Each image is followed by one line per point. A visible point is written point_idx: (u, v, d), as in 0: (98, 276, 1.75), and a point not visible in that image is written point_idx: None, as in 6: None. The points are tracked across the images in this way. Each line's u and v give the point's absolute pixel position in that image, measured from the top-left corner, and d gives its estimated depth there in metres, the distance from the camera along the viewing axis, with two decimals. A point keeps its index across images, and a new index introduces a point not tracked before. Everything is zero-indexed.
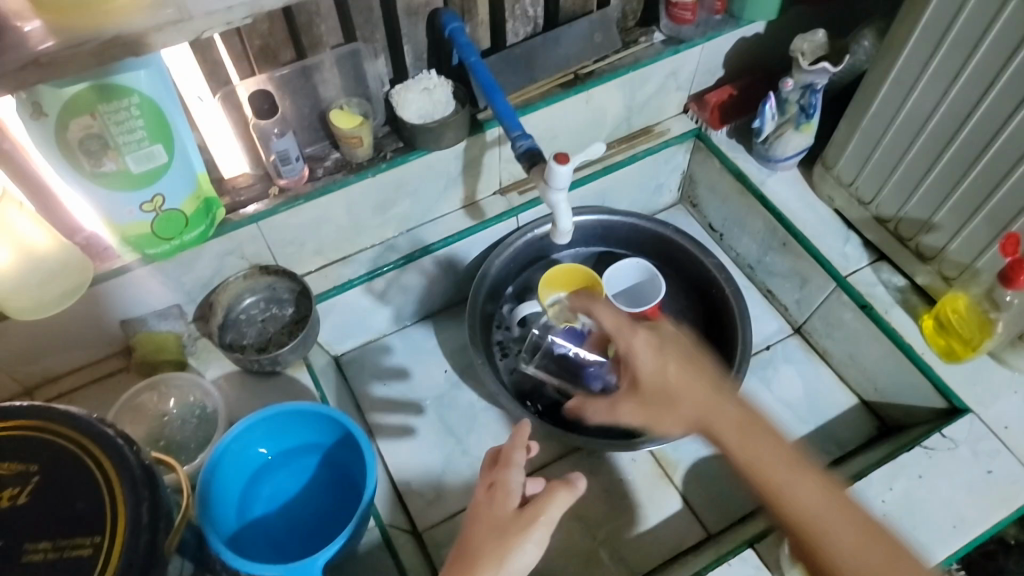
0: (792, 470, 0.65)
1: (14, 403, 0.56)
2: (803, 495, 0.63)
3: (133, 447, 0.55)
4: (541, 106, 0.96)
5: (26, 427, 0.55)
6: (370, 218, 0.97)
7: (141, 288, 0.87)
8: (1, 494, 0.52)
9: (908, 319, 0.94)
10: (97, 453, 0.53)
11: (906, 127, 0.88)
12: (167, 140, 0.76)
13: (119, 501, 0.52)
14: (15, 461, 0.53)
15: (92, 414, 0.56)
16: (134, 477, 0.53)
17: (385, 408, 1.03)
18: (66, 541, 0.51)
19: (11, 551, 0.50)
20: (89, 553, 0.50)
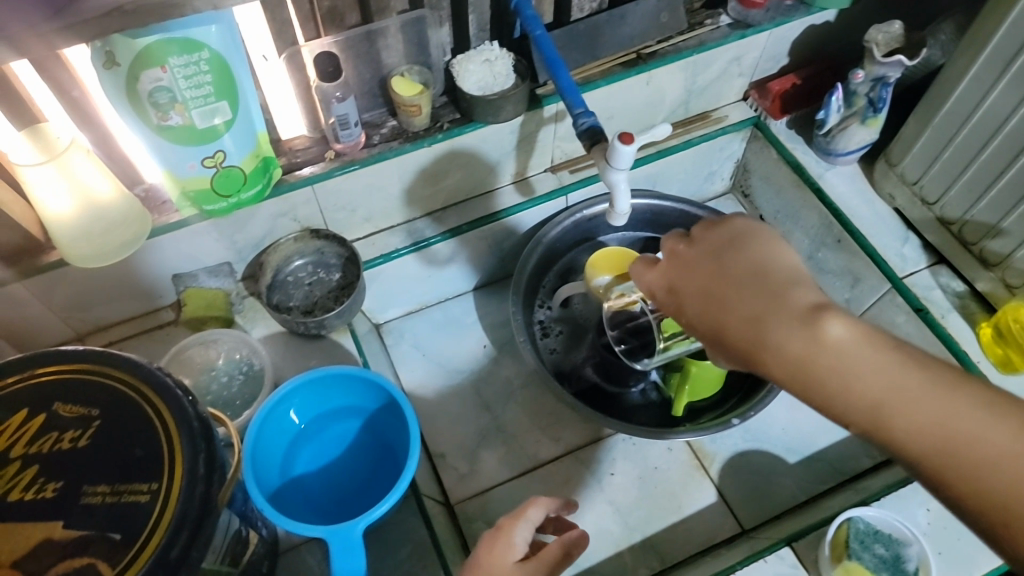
0: (898, 395, 0.46)
1: (77, 347, 0.57)
2: (911, 412, 0.45)
3: (190, 399, 0.55)
4: (601, 85, 0.95)
5: (89, 372, 0.56)
6: (422, 188, 0.97)
7: (196, 244, 0.88)
8: (63, 436, 0.53)
9: (965, 325, 0.92)
10: (158, 403, 0.54)
11: (982, 126, 0.84)
12: (232, 98, 0.76)
13: (176, 451, 0.52)
14: (78, 403, 0.55)
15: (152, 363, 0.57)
16: (192, 430, 0.53)
17: (424, 378, 1.03)
18: (123, 486, 0.51)
19: (72, 491, 0.51)
20: (146, 499, 0.51)
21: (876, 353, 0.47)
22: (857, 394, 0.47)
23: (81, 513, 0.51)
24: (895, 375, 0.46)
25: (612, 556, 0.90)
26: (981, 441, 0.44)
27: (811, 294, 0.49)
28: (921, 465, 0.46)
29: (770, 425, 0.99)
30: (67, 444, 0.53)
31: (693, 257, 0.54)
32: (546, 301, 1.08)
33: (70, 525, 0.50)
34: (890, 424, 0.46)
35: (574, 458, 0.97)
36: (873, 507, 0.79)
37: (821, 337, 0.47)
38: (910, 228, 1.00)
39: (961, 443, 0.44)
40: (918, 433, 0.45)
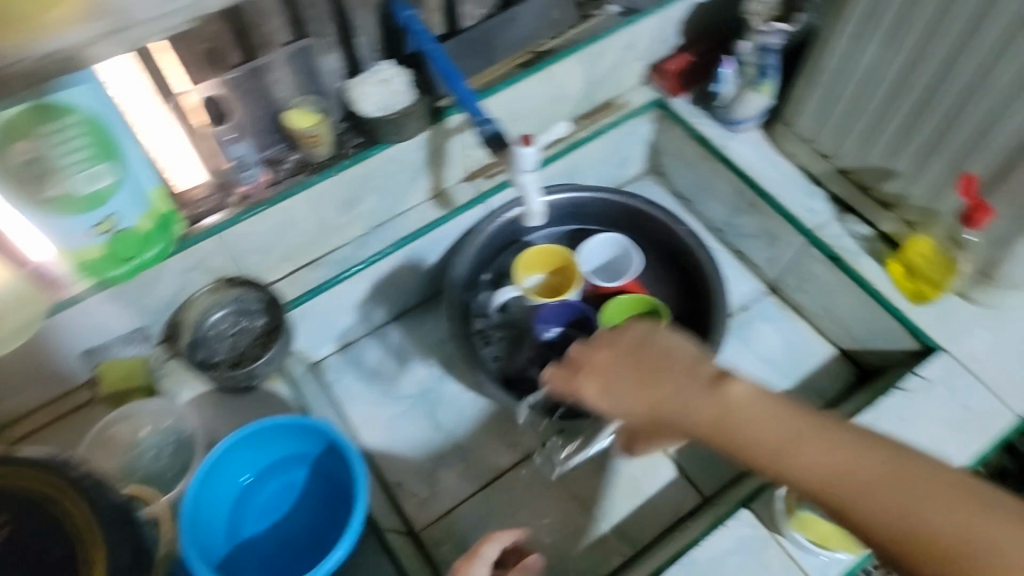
0: (785, 443, 0.54)
1: None
2: (816, 460, 0.52)
3: (106, 488, 0.53)
4: (501, 89, 0.94)
5: None
6: (337, 218, 0.95)
7: (102, 313, 0.84)
8: None
9: (877, 267, 0.96)
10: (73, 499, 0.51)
11: (863, 79, 0.89)
12: (116, 158, 0.73)
13: (94, 545, 0.50)
14: None
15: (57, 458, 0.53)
16: (107, 519, 0.51)
17: (370, 408, 1.01)
18: None
19: None
20: None
21: (765, 409, 0.56)
22: (754, 444, 0.55)
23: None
24: (781, 420, 0.55)
25: (583, 550, 0.91)
26: (864, 469, 0.50)
27: (712, 366, 0.61)
28: (830, 506, 0.51)
29: None
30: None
31: (603, 361, 0.64)
32: (482, 310, 1.05)
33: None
34: (786, 470, 0.53)
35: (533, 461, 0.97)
36: None
37: (676, 391, 0.60)
38: (816, 183, 1.03)
39: (840, 476, 0.51)
40: (807, 478, 0.52)
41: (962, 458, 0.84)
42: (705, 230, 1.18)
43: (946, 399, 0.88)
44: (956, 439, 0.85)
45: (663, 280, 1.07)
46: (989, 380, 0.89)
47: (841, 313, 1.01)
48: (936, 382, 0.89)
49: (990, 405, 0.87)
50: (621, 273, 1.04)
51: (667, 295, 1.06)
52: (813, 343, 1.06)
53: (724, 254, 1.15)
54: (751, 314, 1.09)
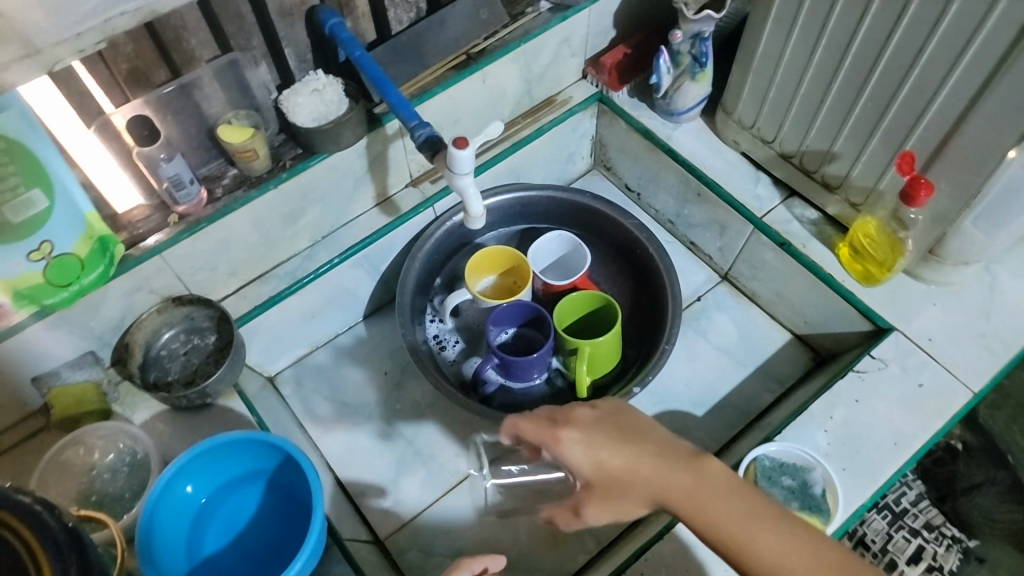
0: (723, 509, 0.63)
1: None
2: (738, 528, 0.62)
3: (50, 511, 0.50)
4: (437, 92, 0.95)
5: None
6: (282, 231, 0.94)
7: (48, 341, 0.82)
8: None
9: (826, 250, 0.97)
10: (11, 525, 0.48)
11: (795, 62, 0.90)
12: (46, 184, 0.72)
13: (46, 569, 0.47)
14: None
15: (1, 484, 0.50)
16: (59, 543, 0.48)
17: (329, 420, 1.01)
18: None
19: None
20: None
21: (715, 476, 0.65)
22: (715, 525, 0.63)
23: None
24: (727, 500, 0.64)
25: (549, 548, 0.90)
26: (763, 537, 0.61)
27: (686, 444, 0.68)
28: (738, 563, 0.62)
29: (674, 384, 1.02)
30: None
31: (590, 425, 0.71)
32: (436, 314, 1.06)
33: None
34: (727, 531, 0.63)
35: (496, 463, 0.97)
36: (774, 442, 0.83)
37: (644, 458, 0.67)
38: (760, 167, 1.05)
39: (759, 539, 0.61)
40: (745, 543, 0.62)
41: (920, 440, 0.83)
42: (656, 221, 1.19)
43: (901, 380, 0.87)
44: (913, 421, 0.85)
45: (616, 276, 1.07)
46: (941, 358, 0.88)
47: (793, 297, 1.02)
48: (890, 362, 0.88)
49: (945, 384, 0.87)
50: (573, 271, 1.04)
51: (621, 291, 1.07)
52: (768, 330, 1.07)
53: (675, 245, 1.16)
54: (705, 304, 1.10)
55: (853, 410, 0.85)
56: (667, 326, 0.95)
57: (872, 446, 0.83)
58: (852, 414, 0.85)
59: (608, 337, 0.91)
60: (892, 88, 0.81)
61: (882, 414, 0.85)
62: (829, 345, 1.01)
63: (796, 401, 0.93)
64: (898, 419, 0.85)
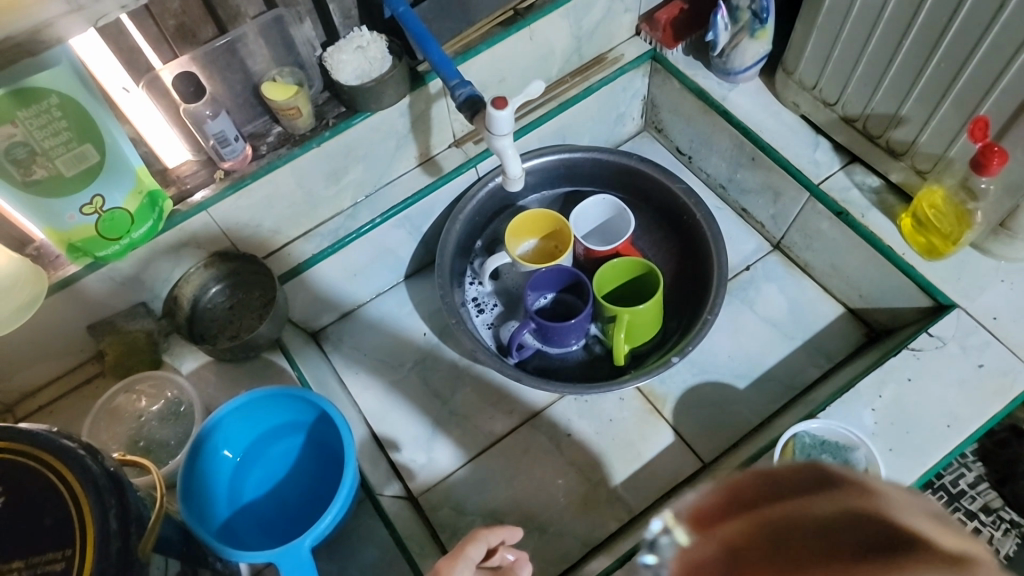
0: None
1: None
2: None
3: (91, 456, 0.54)
4: (482, 49, 0.94)
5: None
6: (324, 189, 0.94)
7: (103, 291, 0.86)
8: None
9: (886, 220, 0.91)
10: (57, 467, 0.52)
11: (862, 19, 0.84)
12: (97, 139, 0.74)
13: (85, 509, 0.51)
14: None
15: (49, 428, 0.55)
16: (98, 486, 0.52)
17: (367, 377, 1.02)
18: (37, 558, 0.50)
19: None
20: (61, 568, 0.49)
21: None
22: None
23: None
24: None
25: (579, 513, 0.91)
26: None
27: None
28: None
29: (717, 355, 0.99)
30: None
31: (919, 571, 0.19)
32: (476, 277, 1.05)
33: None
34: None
35: (531, 427, 0.97)
36: (815, 419, 0.79)
37: None
38: (819, 132, 0.99)
39: None
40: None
41: (975, 422, 0.79)
42: (706, 186, 1.15)
43: (959, 360, 0.82)
44: (969, 403, 0.80)
45: (661, 242, 1.04)
46: (1007, 339, 0.83)
47: (849, 270, 0.97)
48: (948, 341, 0.84)
49: (1008, 366, 0.81)
50: (616, 237, 1.02)
51: (667, 257, 1.04)
52: (820, 303, 1.02)
53: (726, 211, 1.12)
54: (754, 274, 1.06)
55: (904, 388, 0.81)
56: (712, 295, 0.92)
57: (923, 426, 0.79)
58: (902, 393, 0.81)
59: (649, 305, 0.89)
60: (968, 47, 0.75)
61: (935, 394, 0.81)
62: (885, 321, 0.96)
63: (845, 377, 0.90)
64: (953, 399, 0.80)
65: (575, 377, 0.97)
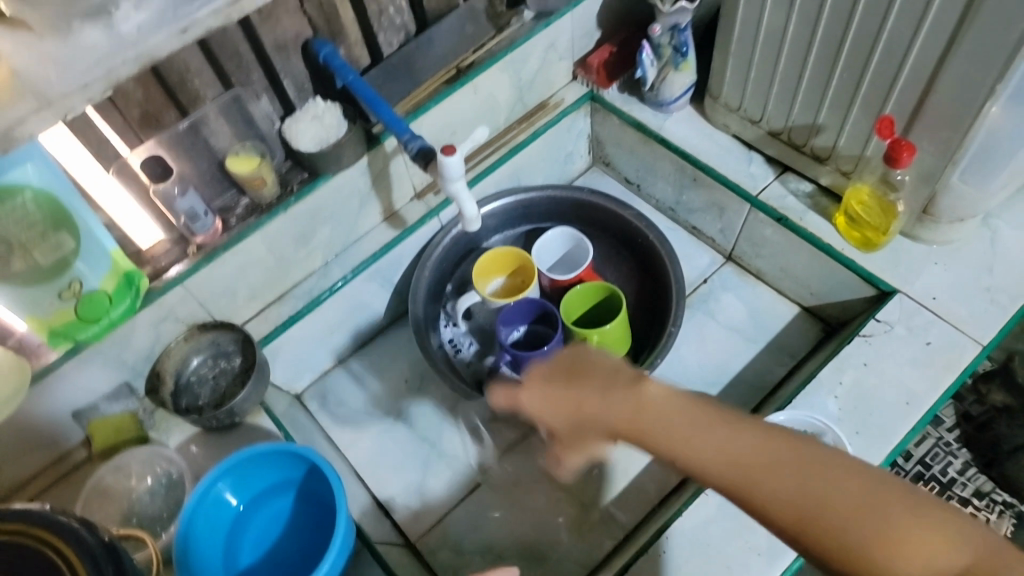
0: (688, 424, 0.58)
1: None
2: (727, 452, 0.54)
3: (85, 528, 0.53)
4: (431, 106, 0.99)
5: None
6: (296, 252, 0.98)
7: (86, 374, 0.87)
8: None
9: (822, 221, 0.98)
10: (53, 541, 0.51)
11: (770, 41, 0.93)
12: (71, 227, 0.77)
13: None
14: None
15: (39, 505, 0.53)
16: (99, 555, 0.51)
17: (353, 430, 1.04)
18: None
19: None
20: None
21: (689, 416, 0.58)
22: (702, 458, 0.55)
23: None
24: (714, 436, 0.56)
25: (575, 535, 0.92)
26: (738, 443, 0.54)
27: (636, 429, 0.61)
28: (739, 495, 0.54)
29: (689, 366, 1.04)
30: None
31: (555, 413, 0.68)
32: (449, 319, 1.09)
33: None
34: (845, 541, 0.48)
35: (519, 458, 0.99)
36: (782, 410, 0.85)
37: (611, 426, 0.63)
38: (751, 147, 1.07)
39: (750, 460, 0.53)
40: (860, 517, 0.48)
41: (931, 396, 0.84)
42: (657, 209, 1.21)
43: (906, 340, 0.88)
44: (923, 378, 0.85)
45: (621, 266, 1.10)
46: (947, 315, 0.89)
47: (797, 270, 1.03)
48: (895, 324, 0.89)
49: (952, 341, 0.87)
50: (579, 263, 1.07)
51: (627, 280, 1.09)
52: (776, 305, 1.08)
53: (678, 230, 1.18)
54: (712, 286, 1.11)
55: (861, 372, 0.87)
56: (674, 310, 0.97)
57: (883, 404, 0.84)
58: (861, 377, 0.86)
59: (616, 325, 0.94)
60: (864, 56, 0.83)
61: (890, 374, 0.86)
62: (837, 314, 1.02)
63: (809, 370, 0.95)
64: (908, 377, 0.86)
65: None
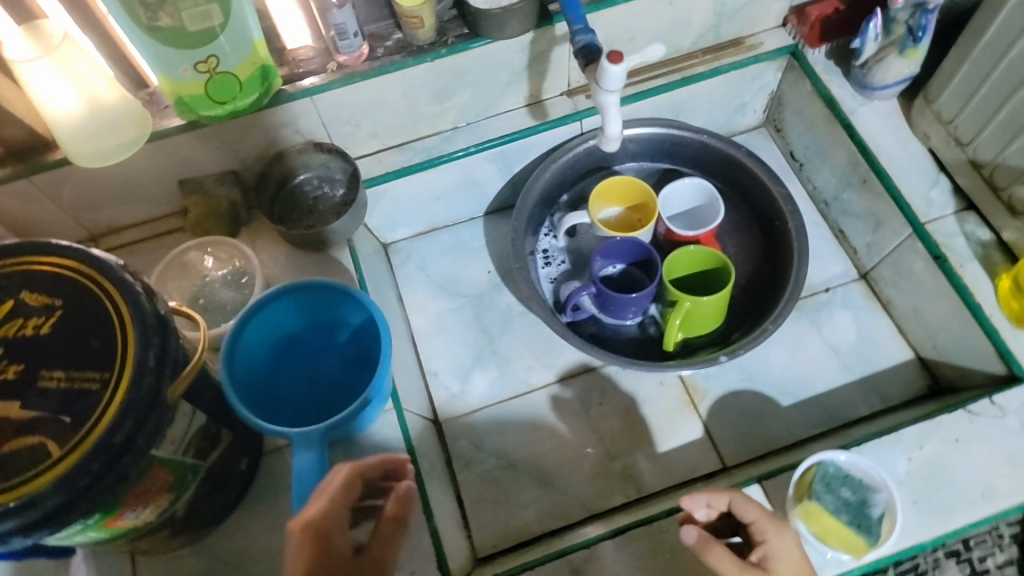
0: None
1: (91, 307, 0.60)
2: None
3: (149, 299, 0.62)
4: (619, 3, 0.89)
5: (93, 291, 0.61)
6: (429, 106, 0.96)
7: (199, 152, 0.90)
8: (85, 378, 0.57)
9: (983, 276, 0.86)
10: (127, 335, 0.59)
11: (1019, 61, 0.79)
12: (224, 2, 0.76)
13: (129, 342, 0.59)
14: (80, 372, 0.57)
15: (117, 262, 0.63)
16: (145, 323, 0.60)
17: (425, 296, 1.05)
18: (77, 374, 0.57)
19: (29, 378, 0.57)
20: (97, 387, 0.57)
21: None
22: None
23: (38, 396, 0.57)
24: None
25: (588, 478, 0.91)
26: None
27: None
28: None
29: (770, 368, 0.97)
30: (31, 331, 0.59)
31: None
32: (552, 229, 1.05)
33: (26, 406, 0.56)
34: None
35: (561, 386, 0.98)
36: (846, 451, 0.78)
37: None
38: (943, 170, 0.94)
39: None
40: None
41: (1012, 500, 0.77)
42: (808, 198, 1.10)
43: (1016, 437, 0.80)
44: (1013, 480, 0.78)
45: (745, 244, 1.02)
46: None
47: (931, 317, 0.92)
48: (1010, 413, 0.81)
49: None
50: (701, 224, 1.00)
51: (748, 258, 1.01)
52: (891, 345, 0.98)
53: (821, 227, 1.08)
54: (831, 298, 1.02)
55: (949, 447, 0.80)
56: (776, 316, 0.89)
57: (975, 470, 0.78)
58: (946, 453, 0.80)
59: (712, 300, 0.88)
60: None
61: (979, 460, 0.79)
62: (953, 378, 0.92)
63: (888, 422, 0.87)
64: (995, 471, 0.78)
65: (622, 350, 0.97)
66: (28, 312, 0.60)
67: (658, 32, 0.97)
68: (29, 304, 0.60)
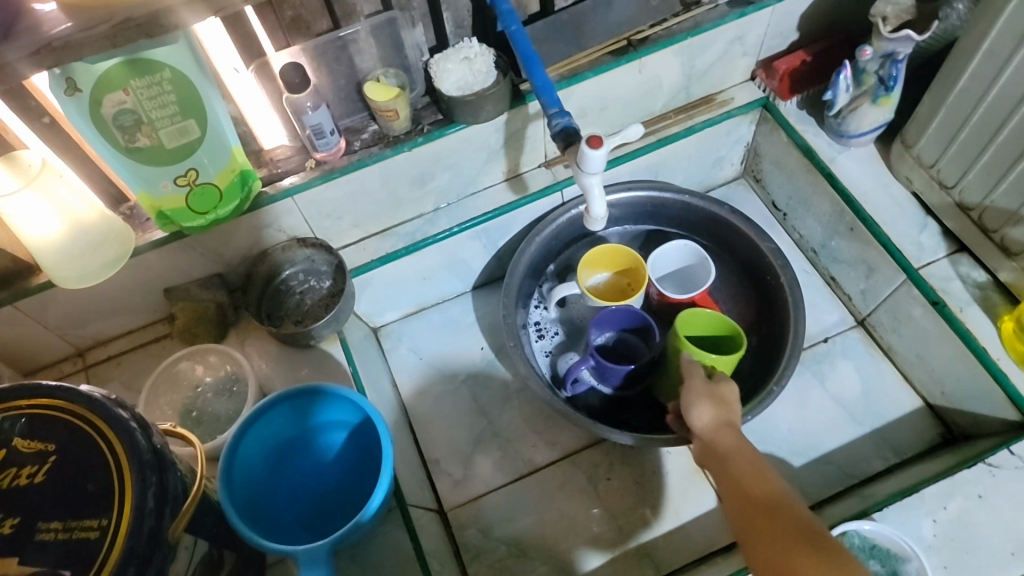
0: None
1: (85, 445, 0.57)
2: None
3: (143, 431, 0.59)
4: (589, 77, 0.89)
5: (83, 428, 0.58)
6: (409, 192, 0.95)
7: (184, 260, 0.90)
8: (85, 525, 0.54)
9: (985, 319, 0.85)
10: (125, 472, 0.56)
11: (996, 107, 0.79)
12: (200, 116, 0.77)
13: (127, 485, 0.55)
14: (78, 521, 0.54)
15: (107, 396, 0.60)
16: (142, 461, 0.56)
17: (421, 379, 1.03)
18: (75, 523, 0.54)
19: (24, 532, 0.54)
20: (97, 536, 0.53)
21: None
22: None
23: (36, 550, 0.53)
24: None
25: (603, 560, 0.89)
26: None
27: None
28: None
29: (777, 426, 0.96)
30: (24, 480, 0.56)
31: None
32: (541, 301, 1.04)
33: (24, 561, 0.53)
34: None
35: (567, 464, 0.96)
36: (870, 520, 0.76)
37: None
38: (929, 213, 0.93)
39: None
40: None
41: None
42: (796, 247, 1.10)
43: None
44: None
45: (739, 298, 1.01)
46: None
47: (936, 363, 0.91)
48: None
49: None
50: (692, 286, 0.99)
51: (742, 314, 1.00)
52: (897, 392, 0.97)
53: (813, 276, 1.07)
54: (831, 347, 1.01)
55: (973, 505, 0.77)
56: (777, 375, 0.88)
57: (1007, 524, 0.76)
58: (970, 510, 0.77)
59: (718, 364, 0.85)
60: None
61: (1006, 516, 0.77)
62: (966, 424, 0.90)
63: (908, 478, 0.85)
64: None
65: (624, 421, 0.95)
66: (20, 460, 0.56)
67: (631, 100, 0.97)
68: (21, 450, 0.57)
